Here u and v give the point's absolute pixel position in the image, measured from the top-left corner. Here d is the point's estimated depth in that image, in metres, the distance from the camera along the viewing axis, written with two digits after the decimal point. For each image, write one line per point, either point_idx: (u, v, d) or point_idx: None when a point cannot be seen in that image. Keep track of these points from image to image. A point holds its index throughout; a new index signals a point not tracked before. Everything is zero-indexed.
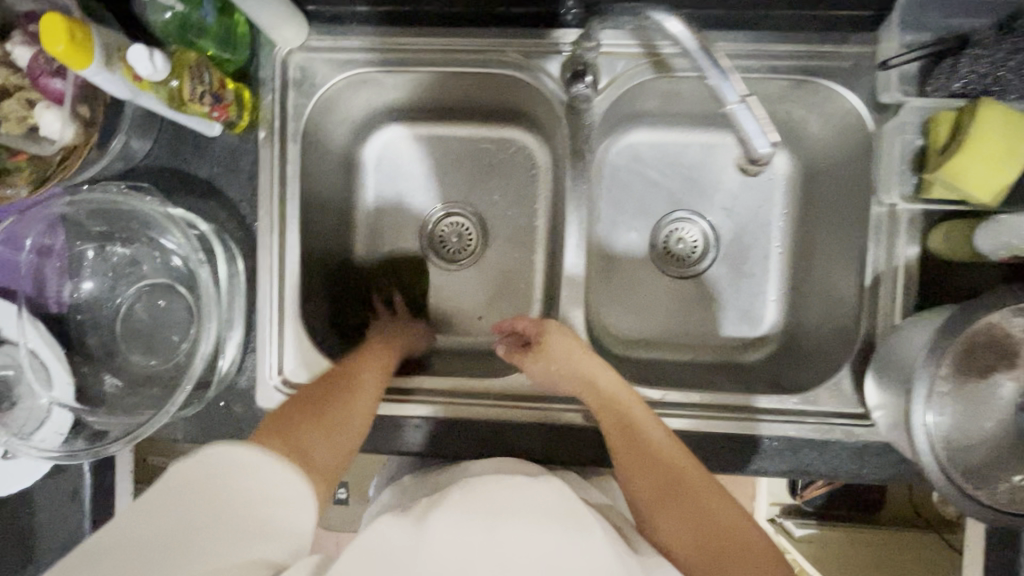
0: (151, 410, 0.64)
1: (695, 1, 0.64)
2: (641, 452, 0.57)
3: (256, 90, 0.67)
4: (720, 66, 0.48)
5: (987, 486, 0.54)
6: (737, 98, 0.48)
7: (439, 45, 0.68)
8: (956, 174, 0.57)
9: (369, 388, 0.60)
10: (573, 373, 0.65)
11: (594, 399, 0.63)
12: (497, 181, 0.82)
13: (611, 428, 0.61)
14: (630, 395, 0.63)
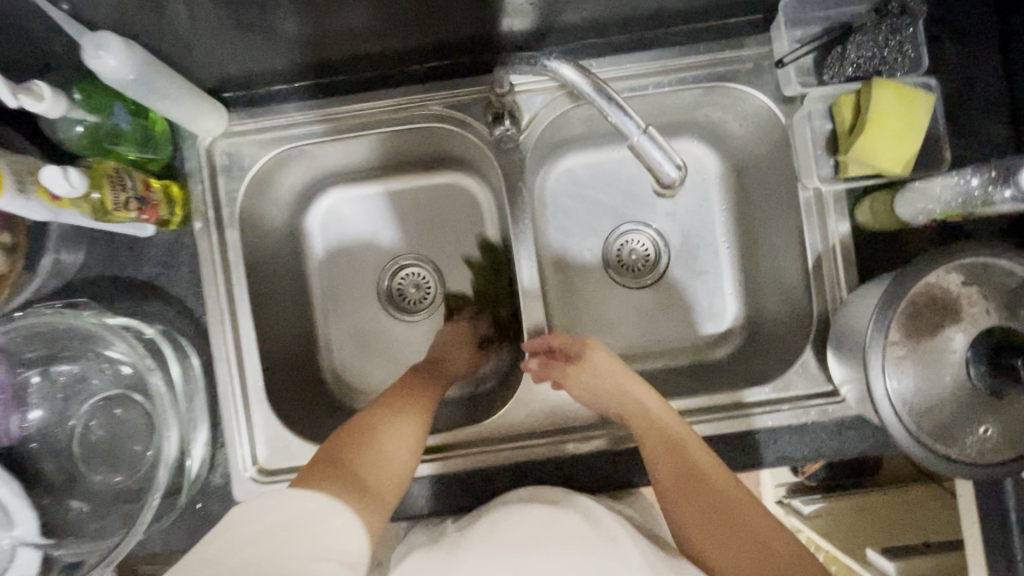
0: (123, 530, 0.61)
1: (597, 32, 0.67)
2: (691, 478, 0.57)
3: (185, 183, 0.67)
4: (617, 104, 0.51)
5: (955, 443, 0.56)
6: (638, 129, 0.51)
7: (360, 108, 0.68)
8: (867, 153, 0.61)
9: (415, 416, 0.59)
10: (617, 390, 0.64)
11: (635, 417, 0.62)
12: (444, 226, 0.83)
13: (656, 451, 0.59)
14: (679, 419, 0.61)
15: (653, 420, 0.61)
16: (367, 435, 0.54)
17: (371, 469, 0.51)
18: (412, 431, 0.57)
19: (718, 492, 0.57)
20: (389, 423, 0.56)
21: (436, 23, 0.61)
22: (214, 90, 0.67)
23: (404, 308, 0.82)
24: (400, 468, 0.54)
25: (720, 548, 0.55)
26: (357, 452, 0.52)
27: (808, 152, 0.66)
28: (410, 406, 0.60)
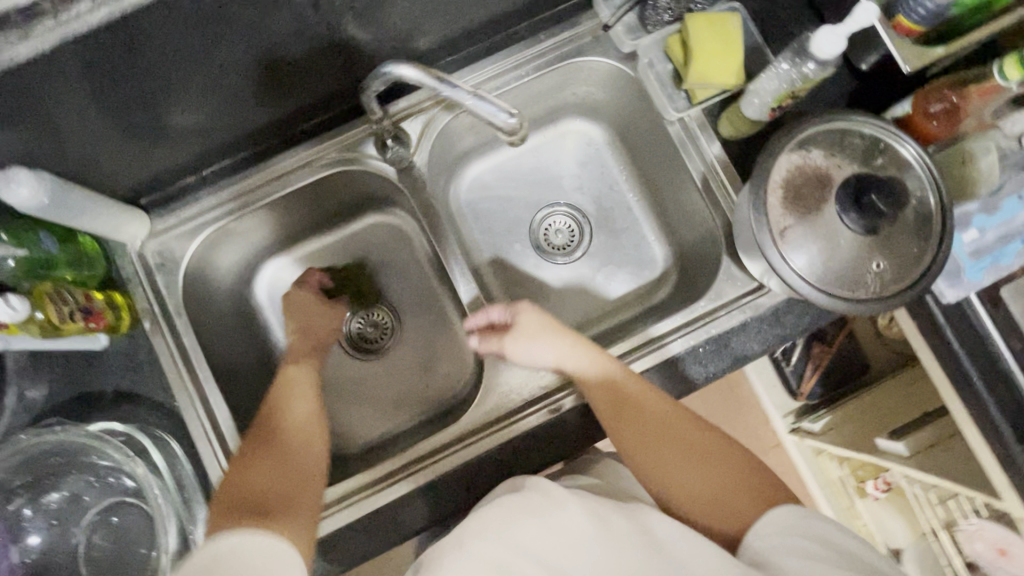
0: None
1: (452, 51, 0.76)
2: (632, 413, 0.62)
3: (128, 289, 0.71)
4: (445, 80, 0.58)
5: (862, 287, 0.62)
6: (468, 94, 0.58)
7: (266, 177, 0.75)
8: (703, 76, 0.69)
9: (305, 401, 0.66)
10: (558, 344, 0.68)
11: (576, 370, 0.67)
12: (382, 263, 0.90)
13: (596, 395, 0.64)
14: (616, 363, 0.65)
15: (592, 358, 0.67)
16: (274, 440, 0.61)
17: (272, 475, 0.57)
18: (300, 414, 0.65)
19: (661, 423, 0.61)
20: (281, 423, 0.63)
21: (310, 81, 0.68)
22: (132, 199, 0.72)
23: (366, 348, 0.88)
24: (315, 443, 0.63)
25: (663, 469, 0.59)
26: (250, 464, 0.58)
27: (659, 92, 0.75)
28: (293, 396, 0.66)
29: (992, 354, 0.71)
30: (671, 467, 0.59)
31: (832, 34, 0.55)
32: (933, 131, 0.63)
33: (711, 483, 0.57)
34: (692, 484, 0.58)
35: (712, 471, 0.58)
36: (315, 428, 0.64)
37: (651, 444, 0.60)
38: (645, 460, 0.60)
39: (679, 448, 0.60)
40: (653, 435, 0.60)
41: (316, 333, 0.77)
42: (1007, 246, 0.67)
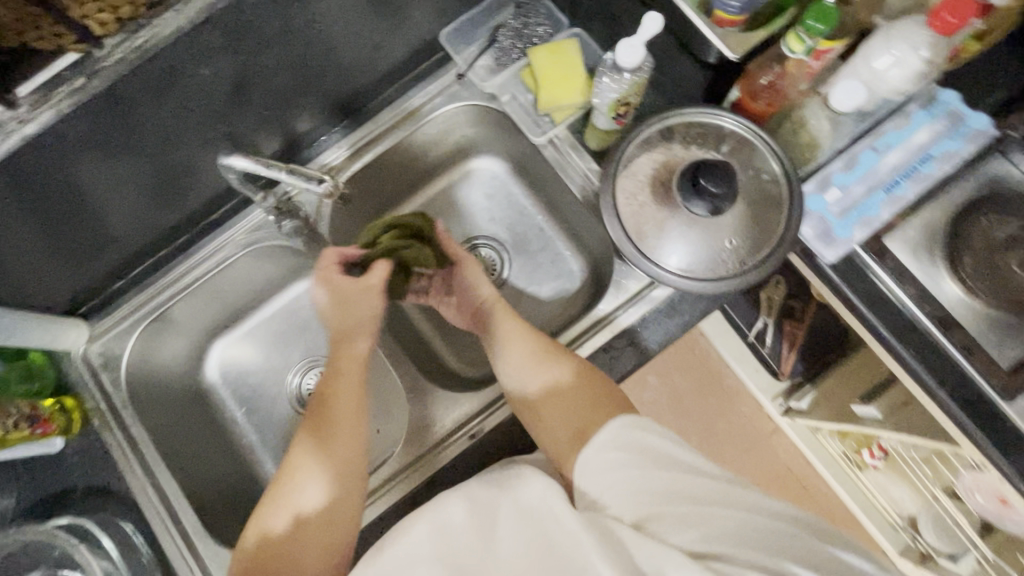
0: None
1: (335, 122, 0.83)
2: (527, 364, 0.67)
3: (78, 391, 0.78)
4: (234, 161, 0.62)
5: (719, 267, 0.66)
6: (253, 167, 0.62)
7: (186, 268, 0.82)
8: (550, 100, 0.77)
9: (315, 468, 0.62)
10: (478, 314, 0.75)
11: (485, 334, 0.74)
12: (318, 325, 0.95)
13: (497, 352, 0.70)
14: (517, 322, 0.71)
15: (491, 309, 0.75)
16: (275, 549, 0.58)
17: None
18: (297, 507, 0.60)
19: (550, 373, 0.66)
20: (283, 527, 0.59)
21: (209, 175, 0.76)
22: (74, 310, 0.80)
23: None
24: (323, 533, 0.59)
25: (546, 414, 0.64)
26: (258, 569, 0.58)
27: (525, 120, 0.80)
28: (291, 490, 0.61)
29: (894, 303, 0.70)
30: (544, 407, 0.64)
31: (629, 45, 0.61)
32: (762, 109, 0.69)
33: (574, 415, 0.62)
34: (557, 424, 0.62)
35: (579, 408, 0.62)
36: (320, 520, 0.60)
37: (528, 384, 0.67)
38: (535, 412, 0.65)
39: (549, 386, 0.65)
40: (530, 381, 0.66)
41: (324, 400, 0.68)
42: (871, 197, 0.70)
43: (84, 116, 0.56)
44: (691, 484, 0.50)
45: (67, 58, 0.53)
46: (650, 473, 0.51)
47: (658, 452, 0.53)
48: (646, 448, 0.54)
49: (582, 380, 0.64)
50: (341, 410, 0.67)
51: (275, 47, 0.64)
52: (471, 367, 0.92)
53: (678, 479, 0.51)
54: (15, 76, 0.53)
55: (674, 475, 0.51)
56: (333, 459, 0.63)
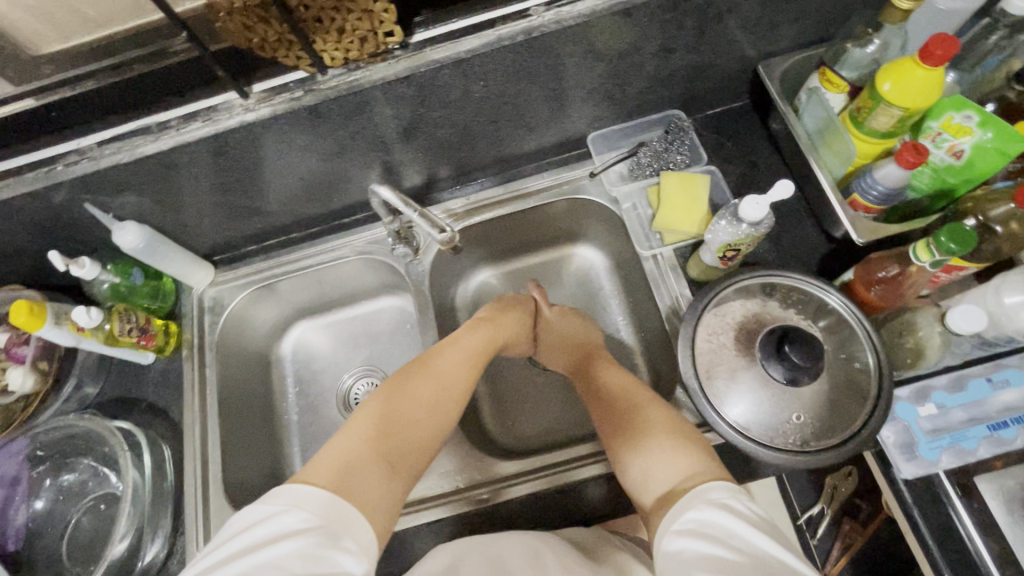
0: None
1: (473, 178, 0.93)
2: (628, 414, 0.68)
3: (183, 321, 0.90)
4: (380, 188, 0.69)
5: (780, 435, 0.63)
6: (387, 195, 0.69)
7: (307, 251, 0.94)
8: (665, 222, 0.80)
9: (454, 384, 0.69)
10: (600, 366, 0.78)
11: (593, 383, 0.76)
12: (387, 340, 1.03)
13: (608, 400, 0.72)
14: (636, 386, 0.73)
15: (587, 374, 0.79)
16: (382, 422, 0.61)
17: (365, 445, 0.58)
18: (402, 403, 0.64)
19: (651, 424, 0.65)
20: (382, 409, 0.63)
21: (355, 187, 0.87)
22: (208, 256, 0.94)
23: None
24: (420, 441, 0.63)
25: (634, 460, 0.63)
26: (349, 428, 0.60)
27: (637, 230, 0.85)
28: (409, 391, 0.65)
29: (970, 552, 0.63)
30: (637, 466, 0.62)
31: (756, 202, 0.63)
32: (875, 299, 0.66)
33: (665, 477, 0.59)
34: (649, 477, 0.60)
35: (670, 468, 0.59)
36: (437, 414, 0.65)
37: (634, 432, 0.65)
38: (623, 457, 0.65)
39: (648, 441, 0.63)
40: (625, 446, 0.65)
41: (442, 347, 0.74)
42: (970, 428, 0.65)
43: (288, 120, 0.68)
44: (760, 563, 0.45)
45: (297, 75, 0.67)
46: (709, 539, 0.48)
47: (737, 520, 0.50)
48: (712, 516, 0.50)
49: (688, 443, 0.61)
50: (473, 345, 0.75)
51: (449, 108, 0.75)
52: (504, 433, 0.93)
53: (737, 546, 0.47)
54: (255, 76, 0.67)
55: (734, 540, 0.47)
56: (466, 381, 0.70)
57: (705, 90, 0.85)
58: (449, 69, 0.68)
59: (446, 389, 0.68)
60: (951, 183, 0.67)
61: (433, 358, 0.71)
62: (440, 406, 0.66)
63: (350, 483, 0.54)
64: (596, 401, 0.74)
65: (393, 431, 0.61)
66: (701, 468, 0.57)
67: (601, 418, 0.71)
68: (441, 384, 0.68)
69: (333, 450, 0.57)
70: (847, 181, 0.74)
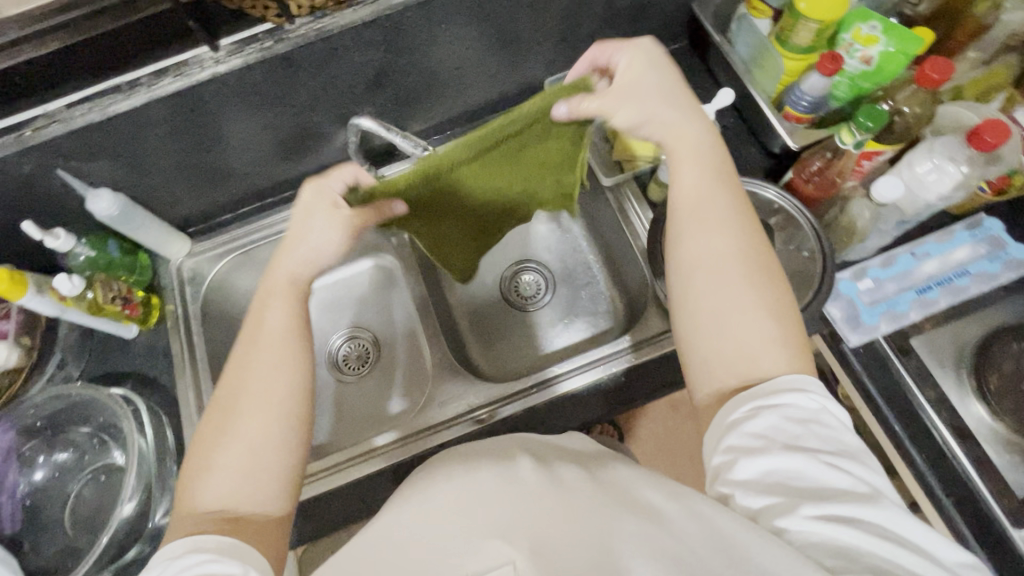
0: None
1: (439, 131, 0.97)
2: (709, 256, 0.56)
3: (163, 294, 0.90)
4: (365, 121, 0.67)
5: None
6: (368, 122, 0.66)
7: (284, 213, 0.95)
8: (625, 147, 0.87)
9: (287, 359, 0.52)
10: (702, 165, 0.59)
11: (679, 193, 0.60)
12: (370, 300, 1.06)
13: (687, 225, 0.58)
14: (732, 210, 0.58)
15: (688, 170, 0.60)
16: (213, 464, 0.47)
17: (259, 467, 0.47)
18: (276, 397, 0.50)
19: (737, 281, 0.54)
20: (247, 415, 0.49)
21: (327, 143, 0.90)
22: (182, 228, 0.94)
23: (348, 371, 1.01)
24: (282, 435, 0.49)
25: (707, 328, 0.54)
26: (213, 448, 0.48)
27: (597, 163, 0.92)
28: (265, 360, 0.51)
29: (914, 402, 0.72)
30: (718, 308, 0.54)
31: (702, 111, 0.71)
32: (813, 191, 0.74)
33: (752, 359, 0.52)
34: (729, 351, 0.53)
35: (756, 332, 0.52)
36: (281, 404, 0.50)
37: (712, 289, 0.55)
38: (701, 308, 0.55)
39: (735, 303, 0.53)
40: (718, 277, 0.55)
41: (269, 304, 0.56)
42: (902, 294, 0.75)
43: (262, 69, 0.71)
44: (822, 499, 0.42)
45: (265, 27, 0.69)
46: (789, 436, 0.46)
47: (810, 445, 0.45)
48: (803, 410, 0.47)
49: (776, 312, 0.53)
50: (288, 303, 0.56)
51: (416, 54, 0.79)
52: (496, 371, 0.98)
53: (801, 474, 0.44)
54: (221, 29, 0.69)
55: (799, 472, 0.44)
56: (299, 346, 0.54)
57: (648, 31, 0.92)
58: (413, 11, 0.72)
59: (276, 372, 0.51)
60: (866, 87, 0.77)
61: (245, 345, 0.53)
62: (278, 395, 0.50)
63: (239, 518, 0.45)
64: (671, 222, 0.60)
65: (233, 459, 0.47)
66: (788, 349, 0.52)
67: (700, 231, 0.57)
68: (294, 341, 0.53)
69: (211, 487, 0.46)
70: (779, 98, 0.83)
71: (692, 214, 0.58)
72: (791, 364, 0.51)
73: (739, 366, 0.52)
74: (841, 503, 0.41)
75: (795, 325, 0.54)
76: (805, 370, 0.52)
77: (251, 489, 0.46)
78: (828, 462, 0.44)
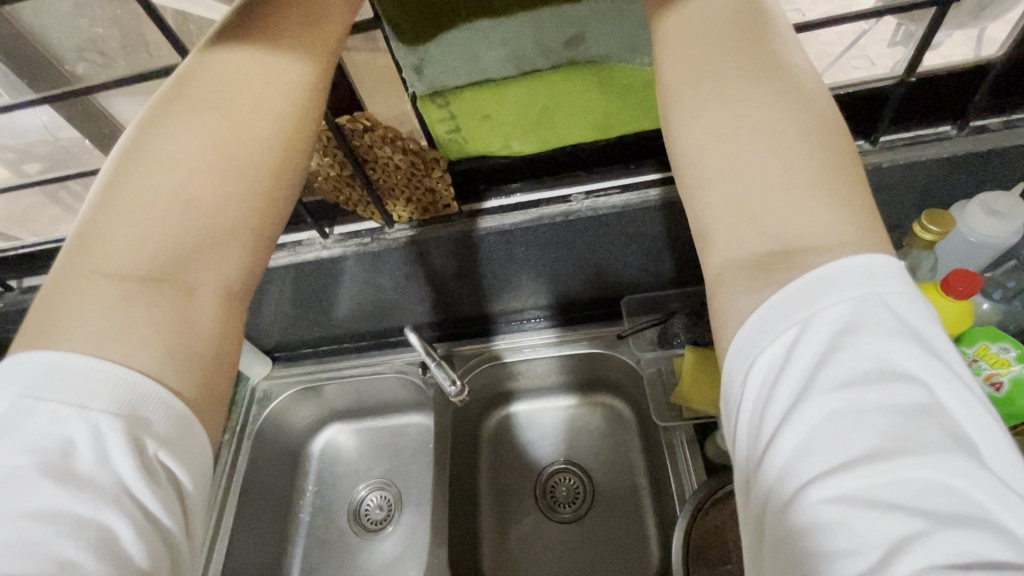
0: None
1: (513, 319, 1.00)
2: (733, 103, 0.40)
3: (234, 408, 1.00)
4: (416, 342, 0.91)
5: None
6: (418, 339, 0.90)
7: (355, 360, 1.03)
8: (687, 396, 0.81)
9: (240, 108, 0.43)
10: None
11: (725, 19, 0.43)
12: (408, 458, 1.05)
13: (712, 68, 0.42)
14: (769, 51, 0.42)
15: (712, 12, 0.44)
16: (111, 233, 0.39)
17: (177, 232, 0.40)
18: (209, 172, 0.41)
19: (774, 134, 0.39)
20: (169, 163, 0.41)
21: (402, 313, 0.97)
22: (272, 350, 1.06)
23: (365, 525, 1.00)
24: (215, 206, 0.41)
25: (724, 176, 0.39)
26: (122, 222, 0.39)
27: (656, 401, 0.86)
28: (198, 118, 0.42)
29: None
30: (733, 151, 0.39)
31: None
32: None
33: (789, 220, 0.37)
34: (755, 219, 0.38)
35: (774, 167, 0.38)
36: (223, 170, 0.42)
37: (739, 155, 0.39)
38: (713, 153, 0.40)
39: (769, 159, 0.38)
40: (744, 110, 0.40)
41: (235, 53, 0.45)
42: None
43: (356, 260, 0.82)
44: (865, 519, 0.29)
45: (371, 226, 0.80)
46: (841, 419, 0.31)
47: (861, 416, 0.31)
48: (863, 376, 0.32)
49: (822, 166, 0.38)
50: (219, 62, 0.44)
51: (495, 264, 0.85)
52: None
53: (851, 475, 0.30)
54: (335, 221, 0.81)
55: (846, 483, 0.30)
56: (246, 96, 0.43)
57: None
58: (494, 236, 0.78)
59: (206, 128, 0.42)
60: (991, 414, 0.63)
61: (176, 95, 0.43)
62: (217, 159, 0.42)
63: (158, 324, 0.38)
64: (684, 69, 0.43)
65: (136, 244, 0.39)
66: (795, 193, 0.37)
67: (719, 83, 0.41)
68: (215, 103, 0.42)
69: (116, 265, 0.38)
70: None
71: (701, 66, 0.42)
72: (818, 210, 0.37)
73: (761, 214, 0.37)
74: (889, 524, 0.29)
75: (857, 203, 0.38)
76: (823, 219, 0.37)
77: (155, 275, 0.39)
78: (875, 463, 0.30)
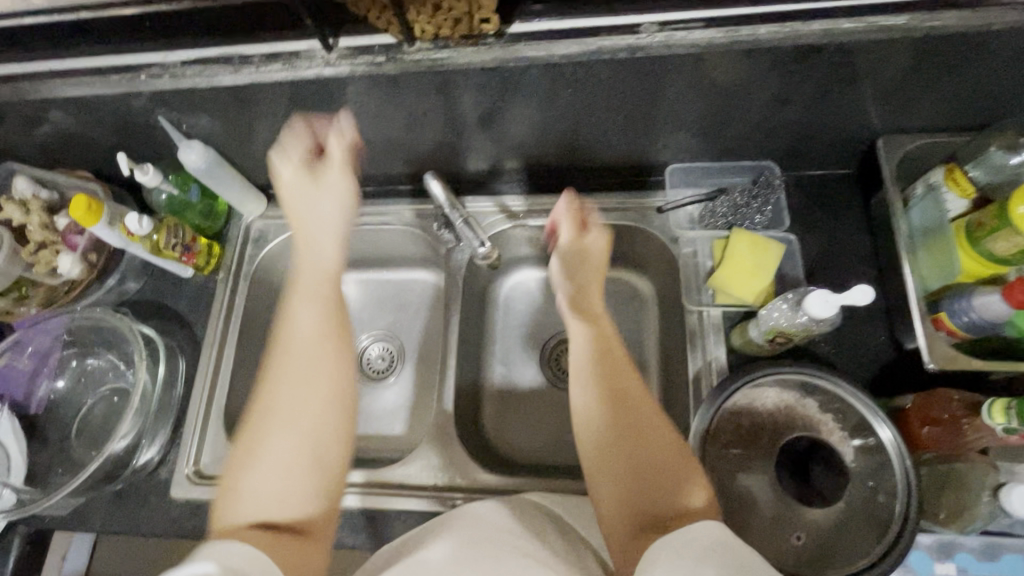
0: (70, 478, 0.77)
1: (538, 178, 0.89)
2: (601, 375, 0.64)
3: (226, 245, 0.92)
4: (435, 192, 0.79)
5: (773, 543, 0.63)
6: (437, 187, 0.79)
7: (359, 205, 0.94)
8: (724, 282, 0.74)
9: (330, 352, 0.57)
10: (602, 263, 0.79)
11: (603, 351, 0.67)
12: (412, 313, 1.02)
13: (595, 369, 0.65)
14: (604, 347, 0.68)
15: (609, 353, 0.67)
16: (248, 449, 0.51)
17: (287, 480, 0.50)
18: (314, 417, 0.53)
19: (639, 425, 0.61)
20: (288, 423, 0.52)
21: (413, 158, 0.85)
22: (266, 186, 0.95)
23: (367, 374, 0.99)
24: (313, 435, 0.52)
25: (601, 460, 0.60)
26: (245, 471, 0.50)
27: (690, 281, 0.80)
28: (297, 362, 0.56)
29: None
30: (587, 437, 0.62)
31: (825, 301, 0.58)
32: (925, 438, 0.62)
33: (653, 506, 0.56)
34: (617, 486, 0.58)
35: (615, 441, 0.60)
36: (336, 398, 0.55)
37: (587, 410, 0.63)
38: (591, 441, 0.62)
39: (590, 416, 0.63)
40: (584, 396, 0.64)
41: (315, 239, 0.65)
42: None
43: (367, 82, 0.67)
44: None
45: (386, 40, 0.64)
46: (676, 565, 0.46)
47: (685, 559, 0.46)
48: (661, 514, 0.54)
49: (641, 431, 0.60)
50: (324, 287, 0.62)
51: (532, 106, 0.71)
52: (517, 452, 0.91)
53: None
54: (342, 28, 0.65)
55: None
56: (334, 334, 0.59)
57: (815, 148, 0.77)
58: (539, 69, 0.64)
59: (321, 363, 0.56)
60: None
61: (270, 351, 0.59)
62: (313, 398, 0.54)
63: (284, 507, 0.49)
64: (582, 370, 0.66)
65: (248, 479, 0.50)
66: (641, 483, 0.57)
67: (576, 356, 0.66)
68: (343, 330, 0.60)
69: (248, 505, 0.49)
70: (936, 296, 0.67)
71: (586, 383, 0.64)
72: (680, 477, 0.57)
73: (630, 483, 0.58)
74: None
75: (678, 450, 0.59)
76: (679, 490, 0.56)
77: (277, 500, 0.49)
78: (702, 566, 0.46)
